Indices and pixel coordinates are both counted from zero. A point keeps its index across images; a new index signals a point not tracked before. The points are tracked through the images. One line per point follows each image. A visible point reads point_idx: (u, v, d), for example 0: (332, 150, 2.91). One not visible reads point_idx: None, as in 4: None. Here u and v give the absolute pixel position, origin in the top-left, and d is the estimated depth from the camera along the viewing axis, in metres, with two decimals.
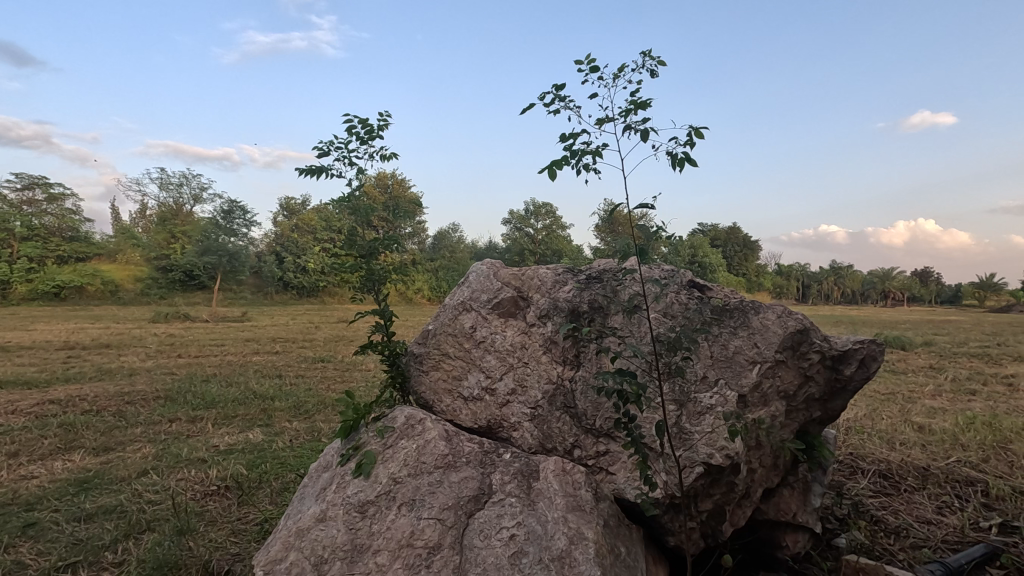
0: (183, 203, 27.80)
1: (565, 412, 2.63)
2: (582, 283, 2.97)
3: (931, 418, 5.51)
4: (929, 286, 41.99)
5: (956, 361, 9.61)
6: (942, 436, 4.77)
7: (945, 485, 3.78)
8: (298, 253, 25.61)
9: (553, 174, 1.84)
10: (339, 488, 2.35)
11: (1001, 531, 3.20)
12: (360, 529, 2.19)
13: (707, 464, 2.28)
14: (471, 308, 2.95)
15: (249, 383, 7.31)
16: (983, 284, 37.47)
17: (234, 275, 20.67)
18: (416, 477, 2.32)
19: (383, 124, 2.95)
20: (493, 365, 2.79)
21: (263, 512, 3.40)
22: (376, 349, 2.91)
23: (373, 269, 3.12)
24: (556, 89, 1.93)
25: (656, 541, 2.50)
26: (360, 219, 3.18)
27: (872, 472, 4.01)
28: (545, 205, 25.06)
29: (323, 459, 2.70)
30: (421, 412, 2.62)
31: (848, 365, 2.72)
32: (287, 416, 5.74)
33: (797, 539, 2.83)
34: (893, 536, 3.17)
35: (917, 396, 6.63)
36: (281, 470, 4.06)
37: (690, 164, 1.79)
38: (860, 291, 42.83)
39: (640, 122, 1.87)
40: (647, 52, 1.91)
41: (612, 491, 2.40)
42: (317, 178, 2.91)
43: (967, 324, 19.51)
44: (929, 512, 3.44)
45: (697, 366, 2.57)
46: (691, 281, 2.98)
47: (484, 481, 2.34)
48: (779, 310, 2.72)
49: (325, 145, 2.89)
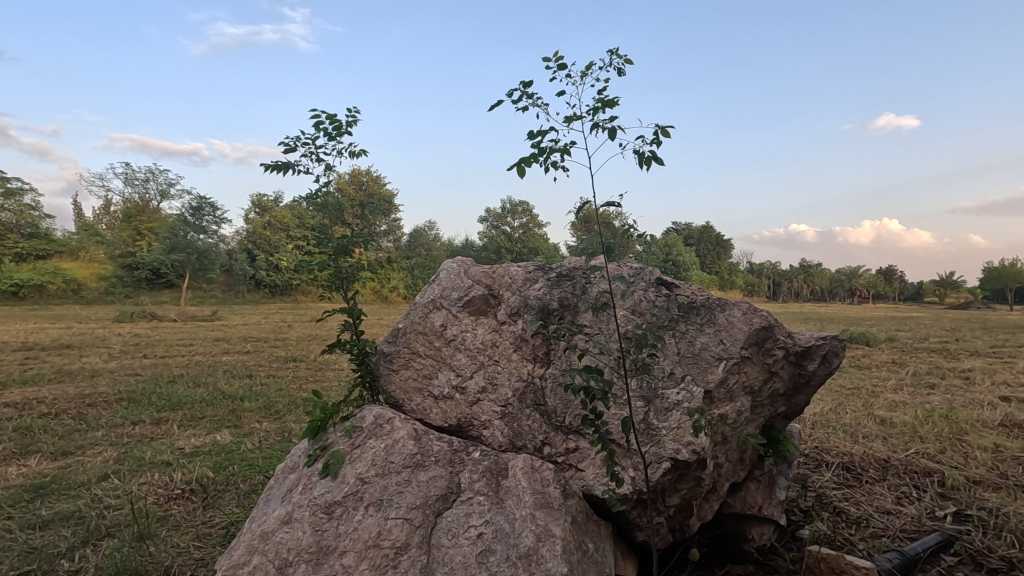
0: (149, 199, 27.01)
1: (535, 409, 2.64)
2: (552, 281, 2.99)
3: (893, 411, 5.69)
4: (894, 284, 43.27)
5: (916, 356, 9.97)
6: (903, 428, 4.93)
7: (905, 476, 3.91)
8: (271, 251, 25.15)
9: (522, 172, 1.83)
10: (306, 489, 2.31)
11: (955, 520, 3.33)
12: (326, 530, 2.15)
13: (674, 459, 2.31)
14: (441, 306, 2.92)
15: (217, 383, 7.14)
16: (943, 283, 38.74)
17: (204, 273, 20.18)
18: (384, 477, 2.30)
19: (352, 120, 2.90)
20: (464, 364, 2.78)
21: (229, 516, 3.33)
22: (345, 348, 2.87)
23: (341, 267, 3.06)
24: (524, 85, 1.91)
25: (625, 536, 2.52)
26: (328, 215, 3.12)
27: (836, 465, 4.12)
28: (522, 203, 25.09)
29: (290, 459, 2.65)
30: (390, 411, 2.59)
31: (811, 360, 2.79)
32: (257, 416, 5.62)
33: (763, 531, 2.88)
34: (855, 527, 3.27)
35: (880, 390, 6.84)
36: (249, 473, 3.98)
37: (657, 163, 1.80)
38: (828, 289, 43.95)
39: (608, 120, 1.87)
40: (615, 49, 1.90)
41: (581, 488, 2.41)
42: (283, 174, 2.84)
43: (928, 322, 19.09)
44: (889, 503, 3.55)
45: (665, 363, 2.60)
46: (659, 278, 3.03)
47: (453, 480, 2.32)
48: (744, 308, 2.77)
49: (292, 141, 2.82)
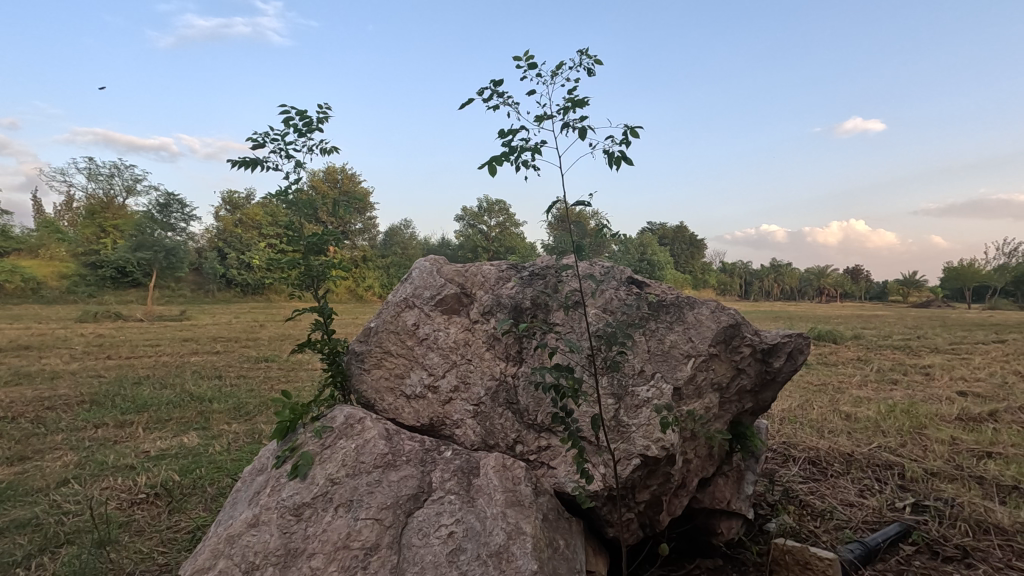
0: (114, 195, 26.21)
1: (507, 408, 2.65)
2: (525, 280, 3.00)
3: (858, 406, 5.87)
4: (859, 283, 44.57)
5: (880, 353, 10.29)
6: (866, 423, 5.09)
7: (867, 469, 4.04)
8: (242, 249, 24.66)
9: (493, 171, 1.83)
10: (274, 491, 2.27)
11: (914, 510, 3.45)
12: (294, 532, 2.12)
13: (643, 456, 2.33)
14: (414, 304, 2.91)
15: (185, 385, 6.98)
16: (907, 282, 39.96)
17: (172, 271, 19.68)
18: (354, 477, 2.27)
19: (323, 116, 2.86)
20: (436, 363, 2.77)
21: (195, 520, 3.25)
22: (315, 348, 2.83)
23: (312, 265, 3.01)
24: (494, 85, 1.91)
25: (596, 532, 2.54)
26: (298, 214, 3.06)
27: (802, 459, 4.22)
28: (499, 202, 25.07)
29: (259, 461, 2.60)
30: (361, 411, 2.57)
31: (777, 357, 2.86)
32: (226, 418, 5.51)
33: (731, 525, 2.93)
34: (819, 519, 3.36)
35: (845, 387, 7.04)
36: (217, 476, 3.89)
37: (627, 163, 1.82)
38: (797, 288, 44.98)
39: (578, 120, 1.89)
40: (584, 50, 1.91)
41: (553, 485, 2.43)
42: (251, 171, 2.78)
43: (891, 321, 18.56)
44: (852, 495, 3.66)
45: (635, 360, 2.64)
46: (630, 277, 3.06)
47: (424, 479, 2.31)
48: (712, 306, 2.82)
49: (261, 137, 2.76)
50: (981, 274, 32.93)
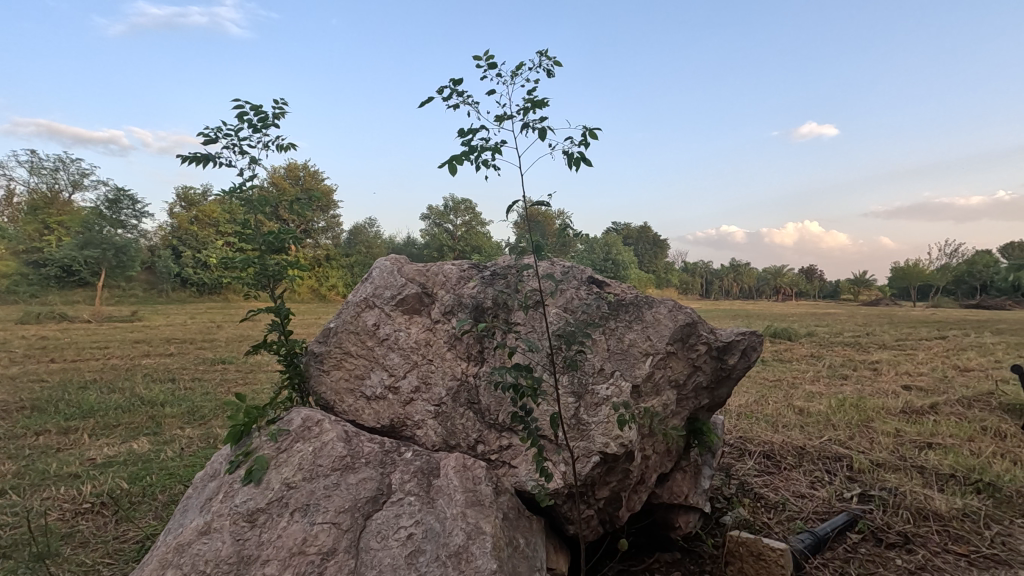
0: (59, 189, 24.97)
1: (469, 408, 2.64)
2: (486, 280, 3.01)
3: (810, 401, 6.10)
4: (813, 282, 46.28)
5: (832, 350, 10.73)
6: (818, 417, 5.30)
7: (818, 461, 4.20)
8: (199, 248, 23.86)
9: (453, 170, 1.82)
10: (227, 497, 2.20)
11: (860, 500, 3.61)
12: (247, 539, 2.06)
13: (603, 453, 2.36)
14: (374, 304, 2.88)
15: (135, 388, 6.70)
16: (857, 282, 41.68)
17: (122, 271, 18.84)
18: (311, 481, 2.23)
19: (279, 112, 2.79)
20: (397, 363, 2.74)
21: (144, 530, 3.13)
22: (272, 348, 2.75)
23: (268, 264, 2.93)
24: (453, 84, 1.91)
25: (557, 530, 2.56)
26: (253, 211, 2.97)
27: (758, 453, 4.35)
28: (465, 202, 25.08)
29: (211, 466, 2.52)
30: (319, 413, 2.52)
31: (732, 355, 2.94)
32: (179, 422, 5.31)
33: (689, 520, 2.99)
34: (773, 511, 3.47)
35: (798, 382, 7.31)
36: (169, 482, 3.75)
37: (586, 164, 1.84)
38: (755, 287, 46.37)
39: (538, 121, 1.90)
40: (544, 51, 1.92)
41: (514, 484, 2.43)
42: (202, 167, 2.68)
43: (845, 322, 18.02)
44: (804, 487, 3.80)
45: (595, 358, 2.67)
46: (590, 276, 3.10)
47: (384, 481, 2.29)
48: (670, 305, 2.90)
49: (213, 132, 2.67)
50: (926, 273, 34.58)
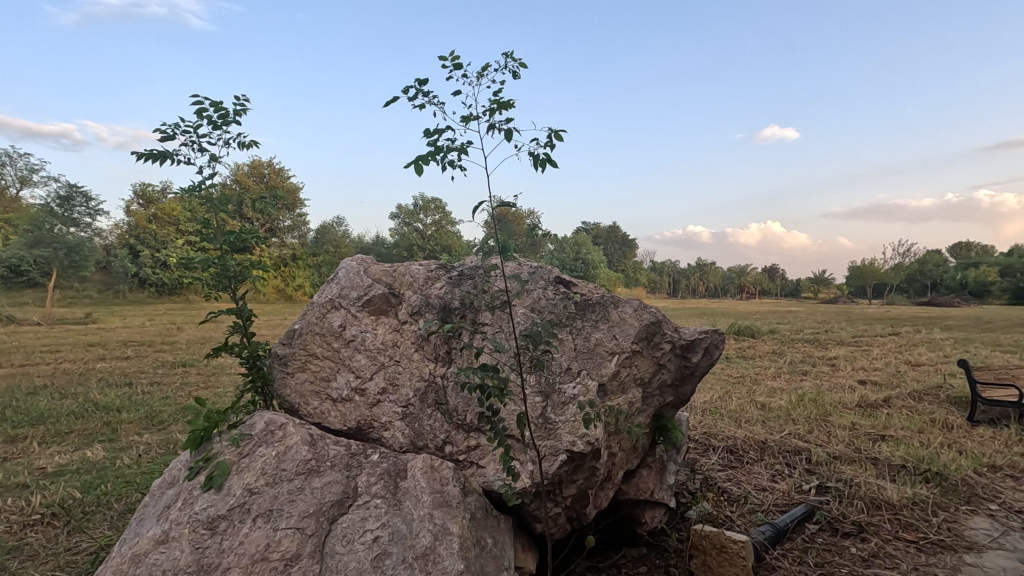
0: (5, 186, 23.77)
1: (437, 409, 2.64)
2: (453, 281, 3.00)
3: (772, 397, 6.29)
4: (776, 281, 47.63)
5: (792, 347, 11.08)
6: (779, 412, 5.46)
7: (778, 455, 4.33)
8: (157, 247, 23.05)
9: (419, 170, 1.81)
10: (185, 504, 2.14)
11: (818, 491, 3.74)
12: (207, 547, 2.01)
13: (569, 451, 2.39)
14: (340, 305, 2.84)
15: (89, 393, 6.43)
16: (817, 281, 43.04)
17: (75, 271, 18.01)
18: (275, 486, 2.19)
19: (240, 109, 2.72)
20: (363, 365, 2.71)
21: (98, 540, 3.02)
22: (234, 351, 2.69)
23: (229, 265, 2.85)
24: (419, 84, 1.90)
25: (526, 528, 2.58)
26: (214, 210, 2.89)
27: (721, 448, 4.46)
28: (435, 201, 24.95)
29: (169, 473, 2.44)
30: (283, 416, 2.48)
31: (695, 353, 3.01)
32: (137, 428, 5.13)
33: (654, 515, 3.05)
34: (735, 504, 3.57)
35: (761, 378, 7.53)
36: (125, 491, 3.62)
37: (551, 165, 1.85)
38: (720, 286, 47.45)
39: (504, 122, 1.91)
40: (509, 53, 1.92)
41: (481, 484, 2.44)
42: (159, 164, 2.60)
43: (811, 322, 17.43)
44: (765, 480, 3.91)
45: (562, 358, 2.69)
46: (557, 276, 3.13)
47: (350, 484, 2.26)
48: (635, 305, 2.95)
49: (170, 128, 2.58)
50: (881, 272, 36.00)
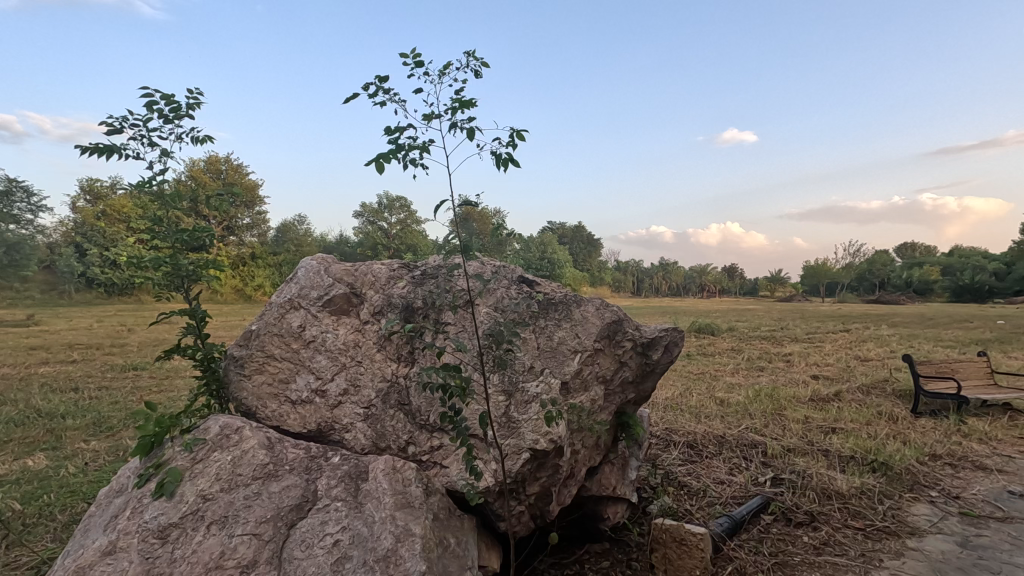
0: None
1: (399, 409, 2.61)
2: (416, 280, 2.98)
3: (731, 392, 6.48)
4: (735, 280, 49.05)
5: (750, 343, 11.45)
6: (736, 407, 5.63)
7: (736, 449, 4.47)
8: (107, 245, 22.03)
9: (380, 168, 1.80)
10: (134, 513, 2.06)
11: (773, 483, 3.88)
12: (158, 557, 1.93)
13: (532, 449, 2.40)
14: (299, 306, 2.78)
15: (31, 399, 6.10)
16: (774, 279, 44.55)
17: (17, 271, 17.00)
18: (230, 491, 2.12)
19: (194, 102, 2.63)
20: (324, 365, 2.66)
21: (39, 554, 2.87)
22: (187, 354, 2.59)
23: (181, 264, 2.74)
24: (379, 81, 1.87)
25: (490, 527, 2.59)
26: (165, 207, 2.78)
27: (682, 443, 4.57)
28: (400, 199, 24.76)
29: (117, 481, 2.34)
30: (239, 419, 2.41)
31: (656, 350, 3.07)
32: (84, 435, 4.90)
33: (616, 510, 3.10)
34: (694, 498, 3.66)
35: (720, 375, 7.75)
36: (70, 501, 3.45)
37: (513, 165, 1.86)
38: (682, 285, 48.52)
39: (466, 121, 1.90)
40: (471, 52, 1.92)
41: (444, 484, 2.43)
42: (105, 159, 2.48)
43: (773, 322, 16.99)
44: (723, 474, 4.03)
45: (525, 357, 2.71)
46: (520, 276, 3.15)
47: (309, 488, 2.22)
48: (597, 304, 2.99)
49: (117, 121, 2.47)
50: (833, 271, 37.57)
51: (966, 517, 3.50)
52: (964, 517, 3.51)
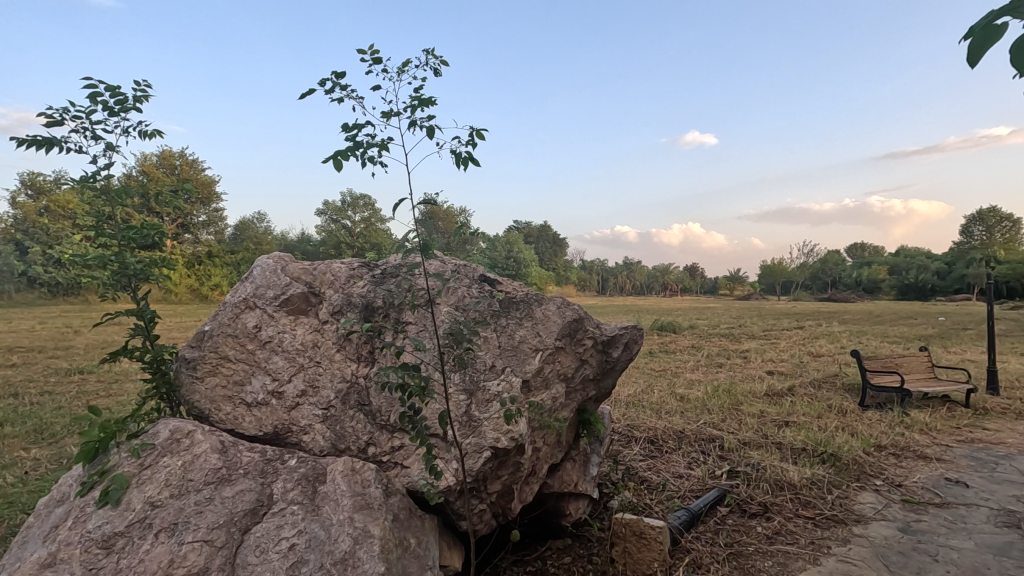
0: None
1: (359, 410, 2.58)
2: (377, 280, 2.95)
3: (690, 389, 6.65)
4: (696, 279, 50.23)
5: (710, 340, 11.77)
6: (696, 403, 5.78)
7: (694, 443, 4.59)
8: (50, 242, 20.93)
9: (337, 166, 1.77)
10: (77, 523, 1.97)
11: (729, 476, 3.99)
12: (102, 568, 1.85)
13: (493, 448, 2.40)
14: (255, 305, 2.71)
15: None
16: (733, 278, 45.90)
17: None
18: (180, 497, 2.05)
19: (141, 95, 2.53)
20: (281, 366, 2.60)
21: None
22: (134, 355, 2.49)
23: (128, 263, 2.62)
24: (336, 77, 1.84)
25: (451, 526, 2.58)
26: (111, 203, 2.66)
27: (642, 439, 4.66)
28: (363, 197, 24.40)
29: (57, 490, 2.23)
30: (191, 423, 2.33)
31: (616, 348, 3.13)
32: (24, 443, 4.65)
33: (578, 506, 3.13)
34: (654, 492, 3.74)
35: (680, 371, 7.94)
36: (5, 513, 3.26)
37: (473, 164, 1.86)
38: (645, 284, 49.41)
39: (425, 119, 1.89)
40: (430, 49, 1.91)
41: (405, 484, 2.41)
42: (44, 152, 2.36)
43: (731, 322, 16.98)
44: (682, 468, 4.13)
45: (486, 356, 2.71)
46: (481, 275, 3.15)
47: (264, 492, 2.17)
48: (558, 302, 3.03)
49: (57, 112, 2.36)
50: (788, 271, 38.94)
51: (908, 504, 3.68)
52: (905, 504, 3.69)
